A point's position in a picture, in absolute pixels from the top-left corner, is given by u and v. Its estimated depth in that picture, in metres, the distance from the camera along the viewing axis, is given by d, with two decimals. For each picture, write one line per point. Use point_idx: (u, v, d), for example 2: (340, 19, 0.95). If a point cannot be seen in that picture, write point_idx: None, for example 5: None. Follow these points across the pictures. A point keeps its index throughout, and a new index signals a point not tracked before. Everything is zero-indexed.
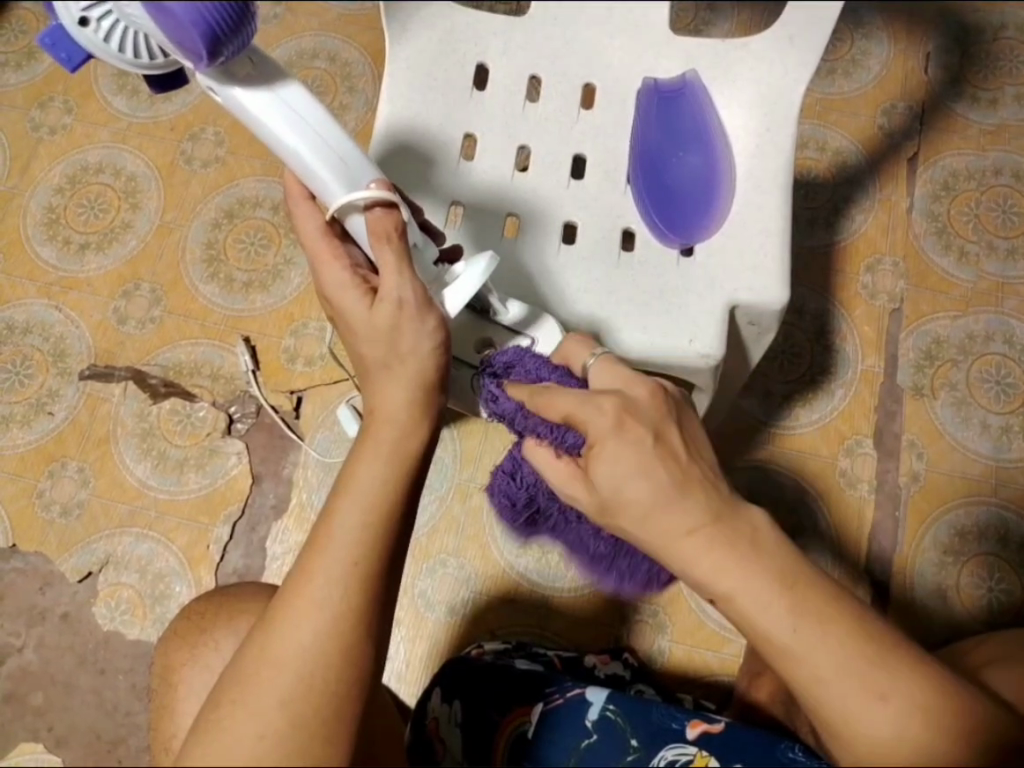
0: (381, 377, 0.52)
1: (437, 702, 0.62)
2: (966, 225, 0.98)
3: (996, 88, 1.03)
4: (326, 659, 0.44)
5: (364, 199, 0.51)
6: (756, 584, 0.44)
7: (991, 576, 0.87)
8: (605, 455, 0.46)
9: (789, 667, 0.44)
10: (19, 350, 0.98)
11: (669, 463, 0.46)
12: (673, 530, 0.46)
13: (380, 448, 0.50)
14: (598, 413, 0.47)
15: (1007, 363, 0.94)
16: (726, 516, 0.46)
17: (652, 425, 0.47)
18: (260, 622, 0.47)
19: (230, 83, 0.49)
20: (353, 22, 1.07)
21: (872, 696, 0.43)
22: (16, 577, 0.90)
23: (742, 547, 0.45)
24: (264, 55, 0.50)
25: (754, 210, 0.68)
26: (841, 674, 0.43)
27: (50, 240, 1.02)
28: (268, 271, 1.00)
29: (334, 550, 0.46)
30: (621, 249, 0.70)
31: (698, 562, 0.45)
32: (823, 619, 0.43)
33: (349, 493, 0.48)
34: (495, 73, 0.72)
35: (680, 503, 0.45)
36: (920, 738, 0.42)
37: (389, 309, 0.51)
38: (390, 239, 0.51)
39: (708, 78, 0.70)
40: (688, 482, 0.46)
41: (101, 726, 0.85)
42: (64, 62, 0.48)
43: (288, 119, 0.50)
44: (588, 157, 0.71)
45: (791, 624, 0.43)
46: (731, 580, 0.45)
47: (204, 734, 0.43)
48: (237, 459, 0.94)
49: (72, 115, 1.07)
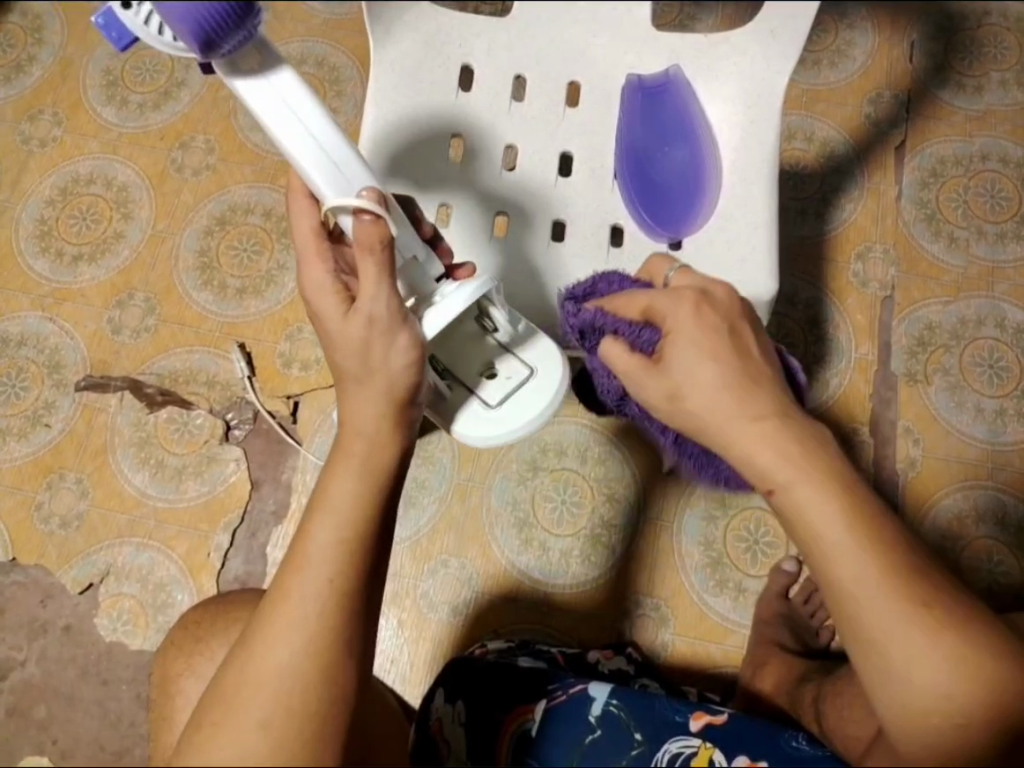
0: (351, 388, 0.52)
1: (441, 702, 0.63)
2: (955, 210, 0.99)
3: (980, 74, 1.03)
4: (305, 676, 0.44)
5: (351, 206, 0.50)
6: (814, 479, 0.47)
7: (990, 559, 0.87)
8: (683, 345, 0.51)
9: (834, 571, 0.46)
10: (14, 363, 0.98)
11: (738, 353, 0.51)
12: (743, 413, 0.49)
13: (355, 460, 0.50)
14: (680, 303, 0.53)
15: (1000, 347, 0.94)
16: (788, 412, 0.49)
17: (726, 320, 0.52)
18: (240, 645, 0.47)
19: (235, 76, 0.50)
20: (339, 27, 1.08)
21: (910, 608, 0.45)
22: (17, 591, 0.90)
23: (808, 445, 0.48)
24: (273, 47, 0.50)
25: (741, 201, 0.68)
26: (881, 588, 0.45)
27: (43, 252, 1.02)
28: (260, 277, 1.00)
29: (310, 568, 0.46)
30: (610, 246, 0.70)
31: (763, 452, 0.48)
32: (868, 526, 0.46)
33: (323, 508, 0.48)
34: (481, 76, 0.72)
35: (751, 395, 0.49)
36: (947, 656, 0.44)
37: (361, 323, 0.50)
38: (374, 251, 0.49)
39: (692, 72, 0.70)
40: (754, 382, 0.50)
41: (106, 737, 0.86)
42: (115, 42, 0.48)
43: (286, 117, 0.51)
44: (575, 154, 0.72)
45: (843, 529, 0.46)
46: (790, 471, 0.47)
47: (189, 755, 0.43)
48: (235, 465, 0.94)
49: (62, 128, 1.07)
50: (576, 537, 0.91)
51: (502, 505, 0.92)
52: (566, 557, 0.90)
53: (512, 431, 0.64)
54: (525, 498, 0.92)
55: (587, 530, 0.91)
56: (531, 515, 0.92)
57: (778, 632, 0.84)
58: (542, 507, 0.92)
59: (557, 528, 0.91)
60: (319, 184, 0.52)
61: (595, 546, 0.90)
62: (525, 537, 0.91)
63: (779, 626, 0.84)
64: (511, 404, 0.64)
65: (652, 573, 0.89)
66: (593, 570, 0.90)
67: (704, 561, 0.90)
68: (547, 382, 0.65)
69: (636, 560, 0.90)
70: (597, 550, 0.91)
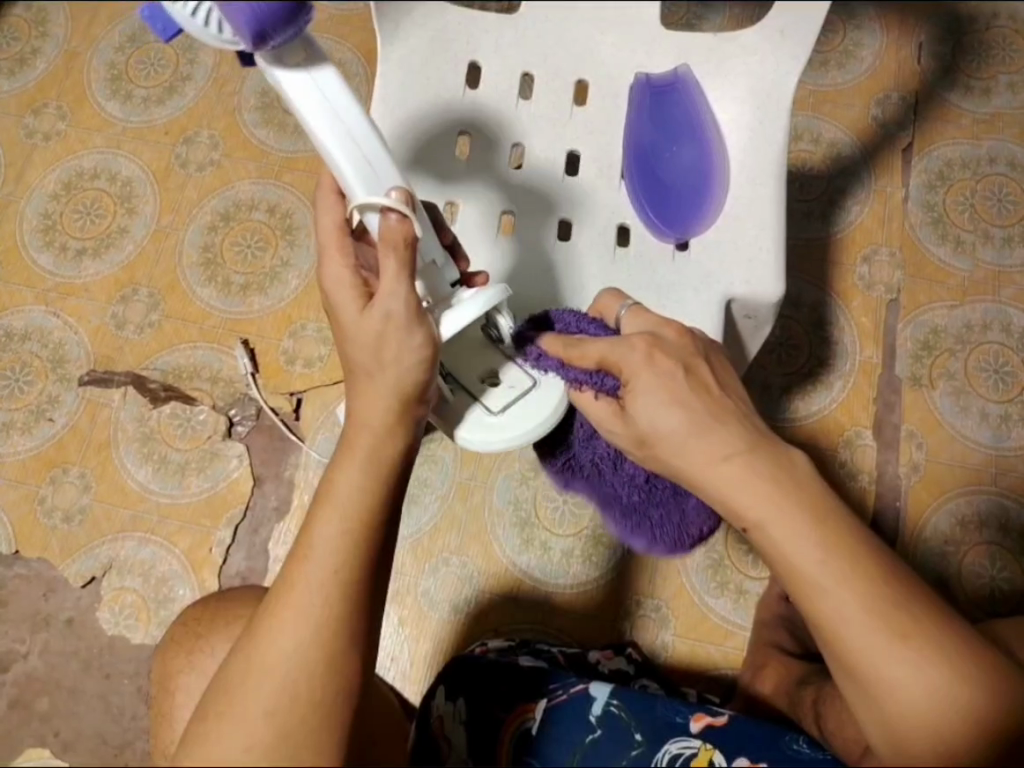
0: (364, 382, 0.51)
1: (442, 701, 0.63)
2: (961, 214, 0.98)
3: (989, 76, 1.03)
4: (311, 668, 0.44)
5: (379, 203, 0.49)
6: (787, 515, 0.47)
7: (992, 564, 0.87)
8: (640, 391, 0.52)
9: (814, 604, 0.46)
10: (17, 357, 0.98)
11: (701, 395, 0.52)
12: (712, 455, 0.50)
13: (358, 455, 0.50)
14: (630, 350, 0.53)
15: (1005, 352, 0.94)
16: (762, 446, 0.50)
17: (680, 359, 0.53)
18: (246, 634, 0.46)
19: (277, 66, 0.48)
20: (346, 22, 1.08)
21: (895, 637, 0.44)
22: (19, 584, 0.90)
23: (783, 480, 0.49)
24: (319, 45, 0.49)
25: (748, 203, 0.68)
26: (860, 614, 0.45)
27: (47, 246, 1.02)
28: (265, 274, 1.00)
29: (314, 560, 0.46)
30: (616, 247, 0.69)
31: (737, 489, 0.49)
32: (850, 554, 0.46)
33: (328, 502, 0.48)
34: (488, 73, 0.72)
35: (717, 433, 0.50)
36: (933, 683, 0.44)
37: (377, 320, 0.49)
38: (395, 248, 0.49)
39: (701, 72, 0.70)
40: (722, 419, 0.51)
41: (107, 730, 0.86)
42: (159, 33, 0.45)
43: (324, 112, 0.50)
44: (583, 153, 0.71)
45: (821, 559, 0.46)
46: (766, 505, 0.48)
47: (194, 744, 0.43)
48: (238, 462, 0.94)
49: (66, 122, 1.07)
50: (579, 537, 0.91)
51: (504, 504, 0.92)
52: (567, 556, 0.90)
53: (513, 441, 0.60)
54: (527, 496, 0.93)
55: (590, 530, 0.91)
56: (533, 514, 0.92)
57: (779, 634, 0.83)
58: (544, 506, 0.92)
59: (559, 528, 0.91)
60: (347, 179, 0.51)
61: (597, 546, 0.90)
62: (526, 537, 0.91)
63: (781, 631, 0.83)
64: (514, 414, 0.61)
65: (652, 573, 0.90)
66: (595, 570, 0.90)
67: (705, 563, 0.90)
68: (550, 392, 0.60)
69: (637, 561, 0.90)
70: (599, 550, 0.91)
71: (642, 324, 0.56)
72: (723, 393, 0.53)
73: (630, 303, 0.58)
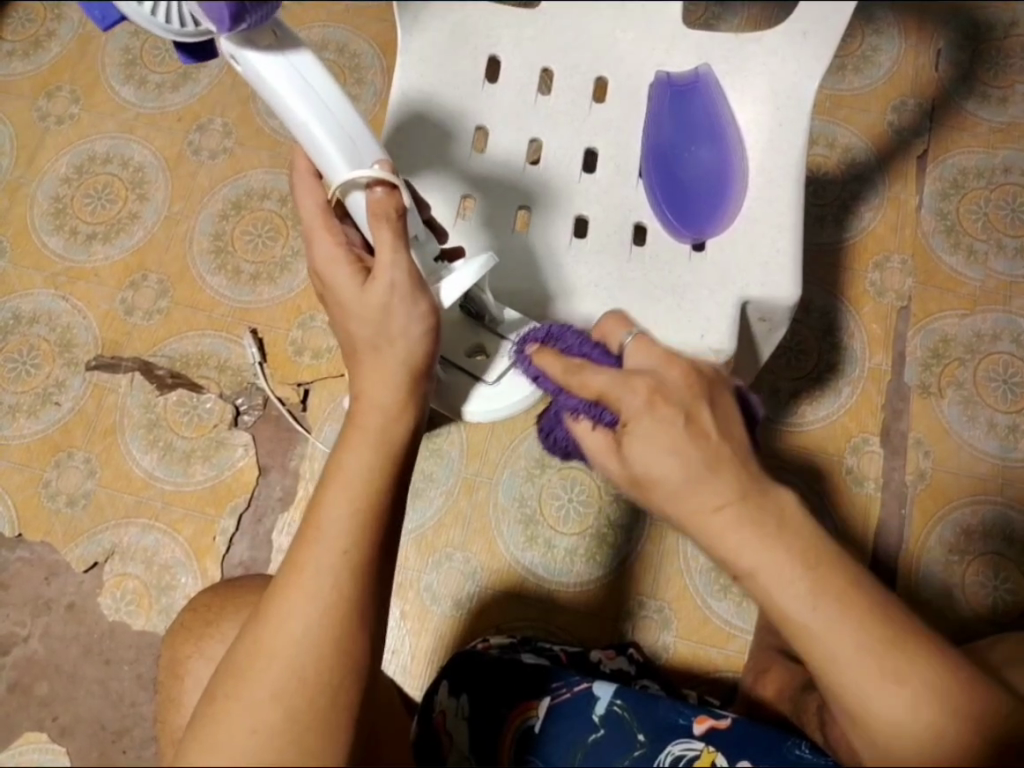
0: (370, 356, 0.51)
1: (445, 695, 0.63)
2: (975, 223, 0.98)
3: (1006, 85, 1.02)
4: (320, 649, 0.44)
5: (368, 176, 0.50)
6: (781, 559, 0.42)
7: (996, 575, 0.87)
8: (635, 436, 0.45)
9: (805, 648, 0.42)
10: (25, 340, 0.98)
11: (701, 444, 0.44)
12: (701, 504, 0.43)
13: (370, 435, 0.50)
14: (630, 393, 0.46)
15: (1015, 362, 0.94)
16: (755, 490, 0.43)
17: (683, 407, 0.45)
18: (253, 616, 0.46)
19: (250, 50, 0.48)
20: (362, 13, 1.07)
21: (885, 673, 0.41)
22: (22, 567, 0.90)
23: (769, 529, 0.43)
24: (289, 30, 0.50)
25: (766, 204, 0.67)
26: (855, 657, 0.41)
27: (57, 230, 1.02)
28: (275, 263, 1.00)
29: (323, 539, 0.46)
30: (632, 245, 0.68)
31: (732, 538, 0.43)
32: (841, 596, 0.42)
33: (337, 482, 0.48)
34: (507, 66, 0.71)
35: (711, 482, 0.43)
36: (928, 721, 0.41)
37: (383, 289, 0.49)
38: (389, 219, 0.49)
39: (721, 73, 0.70)
40: (720, 467, 0.43)
41: (106, 717, 0.85)
42: (98, 21, 0.44)
43: (300, 91, 0.49)
44: (600, 150, 0.70)
45: (812, 606, 0.42)
46: (755, 556, 0.42)
47: (202, 730, 0.43)
48: (243, 451, 0.94)
49: (79, 105, 1.06)
50: (583, 536, 0.91)
51: (509, 500, 0.92)
52: (571, 556, 0.90)
53: (514, 403, 0.64)
54: (533, 494, 0.92)
55: (594, 530, 0.91)
56: (537, 511, 0.92)
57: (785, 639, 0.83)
58: (549, 504, 0.92)
59: (562, 526, 0.91)
60: (331, 158, 0.50)
61: (599, 546, 0.90)
62: (530, 534, 0.91)
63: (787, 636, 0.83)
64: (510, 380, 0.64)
65: (656, 574, 0.89)
66: (597, 570, 0.90)
67: (709, 565, 0.89)
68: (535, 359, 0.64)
69: (640, 561, 0.90)
70: (601, 550, 0.90)
71: (650, 359, 0.48)
72: (729, 444, 0.44)
73: (637, 332, 0.50)
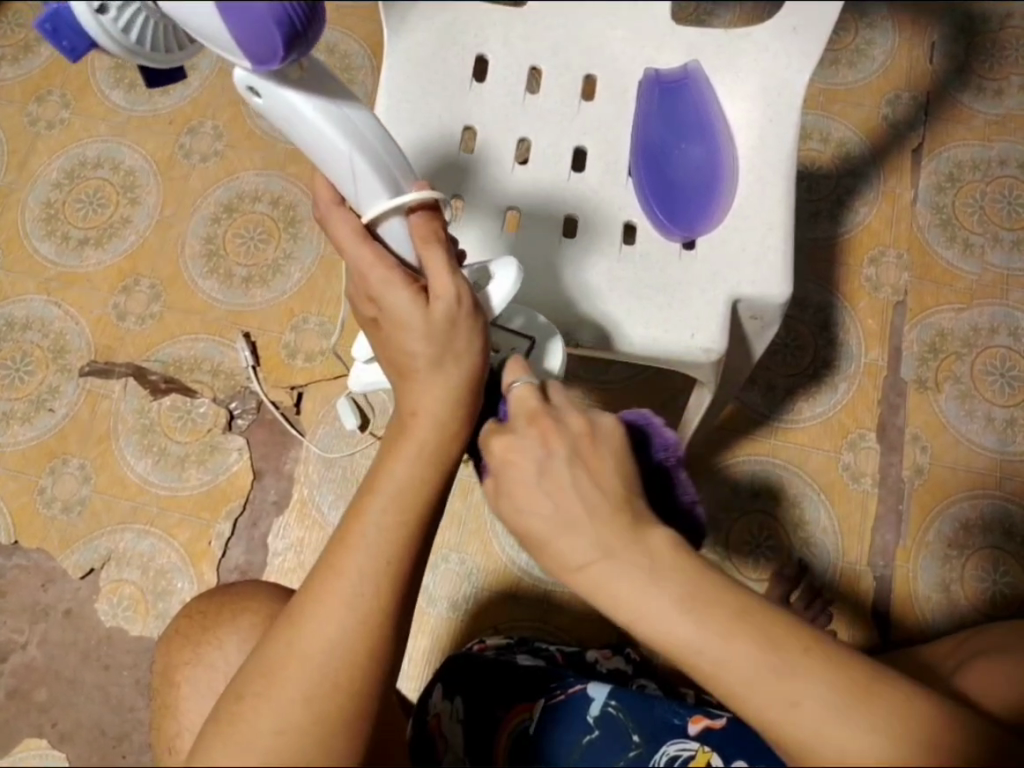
0: (428, 373, 0.48)
1: (439, 699, 0.62)
2: (971, 216, 0.98)
3: (1001, 77, 1.02)
4: (353, 656, 0.43)
5: (414, 199, 0.49)
6: (661, 600, 0.40)
7: (994, 569, 0.86)
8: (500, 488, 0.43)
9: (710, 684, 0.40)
10: (18, 347, 0.98)
11: (564, 493, 0.42)
12: (568, 561, 0.42)
13: (420, 449, 0.48)
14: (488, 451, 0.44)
15: (1012, 356, 0.93)
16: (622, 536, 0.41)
17: (539, 457, 0.43)
18: (282, 616, 0.45)
19: (284, 85, 0.45)
20: (352, 12, 1.07)
21: (783, 701, 0.38)
22: (18, 574, 0.90)
23: (641, 571, 0.41)
24: (315, 62, 0.47)
25: (756, 200, 0.67)
26: (753, 680, 0.38)
27: (49, 235, 1.01)
28: (268, 266, 0.99)
29: (366, 546, 0.45)
30: (623, 243, 0.67)
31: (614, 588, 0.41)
32: (728, 622, 0.39)
33: (380, 489, 0.47)
34: (495, 64, 0.71)
35: (577, 534, 0.42)
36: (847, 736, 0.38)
37: (451, 302, 0.48)
38: (439, 238, 0.49)
39: (711, 69, 0.69)
40: (594, 512, 0.42)
41: (105, 722, 0.85)
42: (66, 53, 0.42)
43: (340, 122, 0.47)
44: (589, 148, 0.70)
45: (696, 635, 0.39)
46: (630, 601, 0.40)
47: (226, 730, 0.42)
48: (238, 455, 0.93)
49: (69, 110, 1.06)
50: None
51: None
52: None
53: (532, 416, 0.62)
54: None
55: None
56: None
57: None
58: None
59: None
60: (373, 189, 0.49)
61: None
62: None
63: None
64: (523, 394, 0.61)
65: None
66: None
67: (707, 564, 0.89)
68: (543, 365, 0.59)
69: None
70: None
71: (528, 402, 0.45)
72: (603, 489, 0.42)
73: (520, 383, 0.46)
